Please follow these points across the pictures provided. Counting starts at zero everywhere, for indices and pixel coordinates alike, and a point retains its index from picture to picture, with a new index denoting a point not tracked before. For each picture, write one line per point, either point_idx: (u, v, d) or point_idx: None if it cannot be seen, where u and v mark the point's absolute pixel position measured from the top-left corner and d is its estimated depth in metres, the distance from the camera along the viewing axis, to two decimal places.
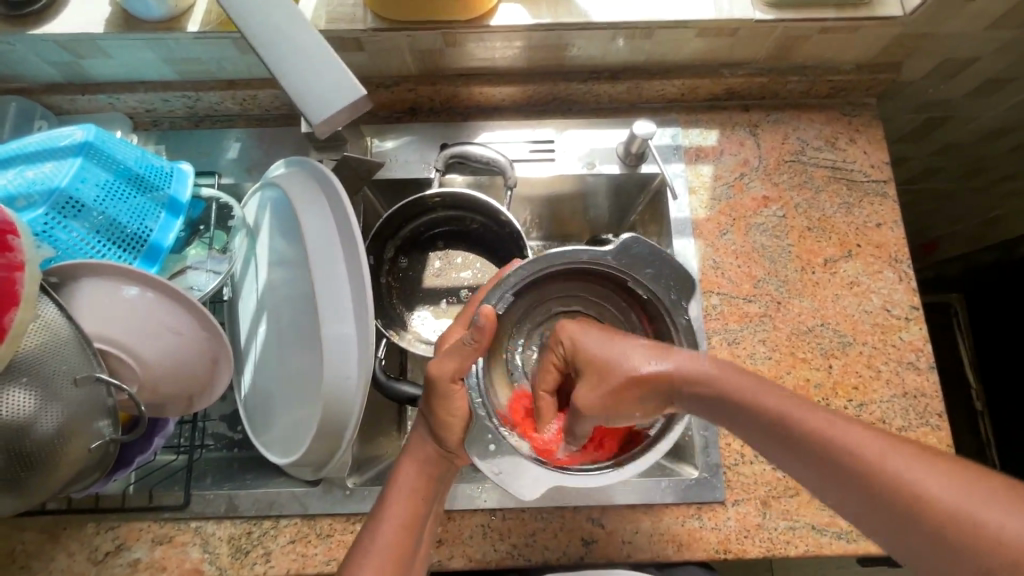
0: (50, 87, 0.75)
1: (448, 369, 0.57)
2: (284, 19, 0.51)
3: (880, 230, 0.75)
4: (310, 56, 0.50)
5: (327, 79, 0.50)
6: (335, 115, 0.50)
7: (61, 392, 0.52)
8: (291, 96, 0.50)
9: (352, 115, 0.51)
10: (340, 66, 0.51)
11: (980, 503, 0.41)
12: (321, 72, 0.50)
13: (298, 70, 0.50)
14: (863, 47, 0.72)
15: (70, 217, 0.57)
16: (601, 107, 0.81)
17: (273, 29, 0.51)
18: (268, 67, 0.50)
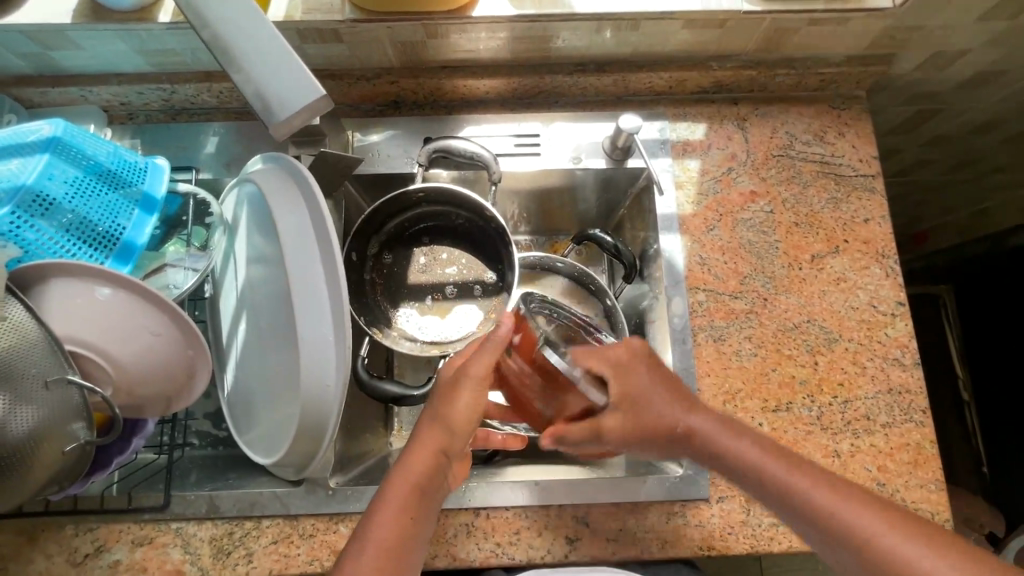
0: (20, 80, 0.72)
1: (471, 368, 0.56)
2: (243, 21, 0.50)
3: (868, 225, 0.74)
4: (269, 55, 0.49)
5: (285, 80, 0.49)
6: (296, 118, 0.50)
7: (30, 395, 0.51)
8: (250, 98, 0.50)
9: (312, 116, 0.50)
10: (301, 66, 0.50)
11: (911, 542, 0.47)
12: (280, 72, 0.49)
13: (258, 71, 0.49)
14: (852, 39, 0.71)
15: (37, 215, 0.55)
16: (588, 101, 0.80)
17: (230, 27, 0.49)
18: (228, 69, 0.49)
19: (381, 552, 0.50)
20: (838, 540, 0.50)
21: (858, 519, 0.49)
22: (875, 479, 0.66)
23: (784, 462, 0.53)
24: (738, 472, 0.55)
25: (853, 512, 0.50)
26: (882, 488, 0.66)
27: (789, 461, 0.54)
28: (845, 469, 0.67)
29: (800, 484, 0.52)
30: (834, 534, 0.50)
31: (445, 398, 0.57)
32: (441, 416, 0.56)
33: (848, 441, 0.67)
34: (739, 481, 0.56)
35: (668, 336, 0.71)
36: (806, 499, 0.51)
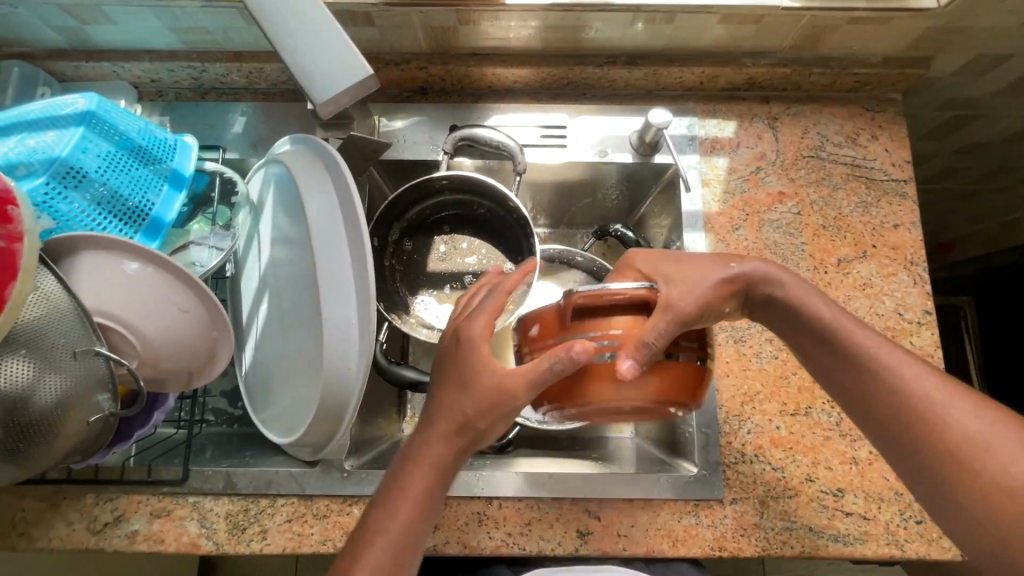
0: (54, 53, 0.73)
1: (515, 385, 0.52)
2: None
3: (898, 231, 0.73)
4: (318, 35, 0.50)
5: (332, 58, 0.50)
6: (342, 95, 0.50)
7: (59, 364, 0.51)
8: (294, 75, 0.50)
9: (356, 95, 0.51)
10: (349, 48, 0.50)
11: (1002, 442, 0.46)
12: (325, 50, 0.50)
13: (304, 48, 0.50)
14: (892, 39, 0.69)
15: (70, 187, 0.56)
16: (617, 94, 0.79)
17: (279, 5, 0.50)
18: (276, 45, 0.49)
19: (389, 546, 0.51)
20: (911, 423, 0.49)
21: (958, 416, 0.48)
22: (893, 488, 0.65)
23: (895, 350, 0.52)
24: (829, 347, 0.54)
25: (965, 411, 0.48)
26: (899, 497, 0.65)
27: (889, 348, 0.52)
28: (862, 476, 0.66)
29: (900, 365, 0.51)
30: (918, 411, 0.49)
31: (472, 402, 0.53)
32: (459, 415, 0.53)
33: (867, 448, 0.67)
34: (836, 359, 0.54)
35: None
36: (900, 377, 0.50)
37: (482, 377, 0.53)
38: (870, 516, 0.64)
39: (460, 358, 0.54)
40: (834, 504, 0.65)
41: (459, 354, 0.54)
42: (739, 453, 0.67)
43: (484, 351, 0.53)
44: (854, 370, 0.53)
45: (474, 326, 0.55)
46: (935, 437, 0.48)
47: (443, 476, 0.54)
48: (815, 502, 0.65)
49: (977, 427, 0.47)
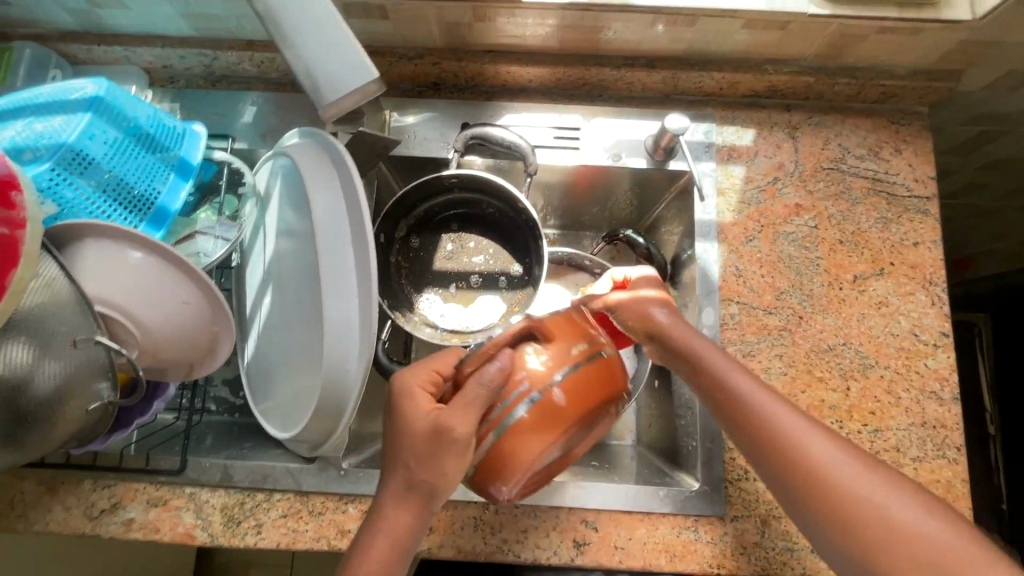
0: (67, 35, 0.72)
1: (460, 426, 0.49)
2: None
3: (917, 249, 0.71)
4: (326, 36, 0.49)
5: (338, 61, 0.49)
6: (345, 99, 0.50)
7: (59, 351, 0.51)
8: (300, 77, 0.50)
9: (360, 99, 0.50)
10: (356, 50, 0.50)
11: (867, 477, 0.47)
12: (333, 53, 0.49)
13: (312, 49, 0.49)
14: (921, 51, 0.67)
15: (76, 174, 0.55)
16: (635, 97, 0.77)
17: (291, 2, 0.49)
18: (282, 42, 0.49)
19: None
20: (788, 466, 0.50)
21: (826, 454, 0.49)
22: None
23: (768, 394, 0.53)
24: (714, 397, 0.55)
25: (828, 448, 0.49)
26: None
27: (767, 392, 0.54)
28: None
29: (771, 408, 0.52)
30: (791, 454, 0.50)
31: (412, 451, 0.50)
32: (415, 471, 0.50)
33: None
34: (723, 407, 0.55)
35: None
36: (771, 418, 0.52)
37: (415, 428, 0.50)
38: None
39: (395, 411, 0.52)
40: None
41: (396, 412, 0.52)
42: (742, 470, 0.66)
43: (416, 400, 0.51)
44: (747, 431, 0.53)
45: (409, 377, 0.53)
46: (805, 474, 0.49)
47: (421, 513, 0.51)
48: None
49: (837, 460, 0.48)
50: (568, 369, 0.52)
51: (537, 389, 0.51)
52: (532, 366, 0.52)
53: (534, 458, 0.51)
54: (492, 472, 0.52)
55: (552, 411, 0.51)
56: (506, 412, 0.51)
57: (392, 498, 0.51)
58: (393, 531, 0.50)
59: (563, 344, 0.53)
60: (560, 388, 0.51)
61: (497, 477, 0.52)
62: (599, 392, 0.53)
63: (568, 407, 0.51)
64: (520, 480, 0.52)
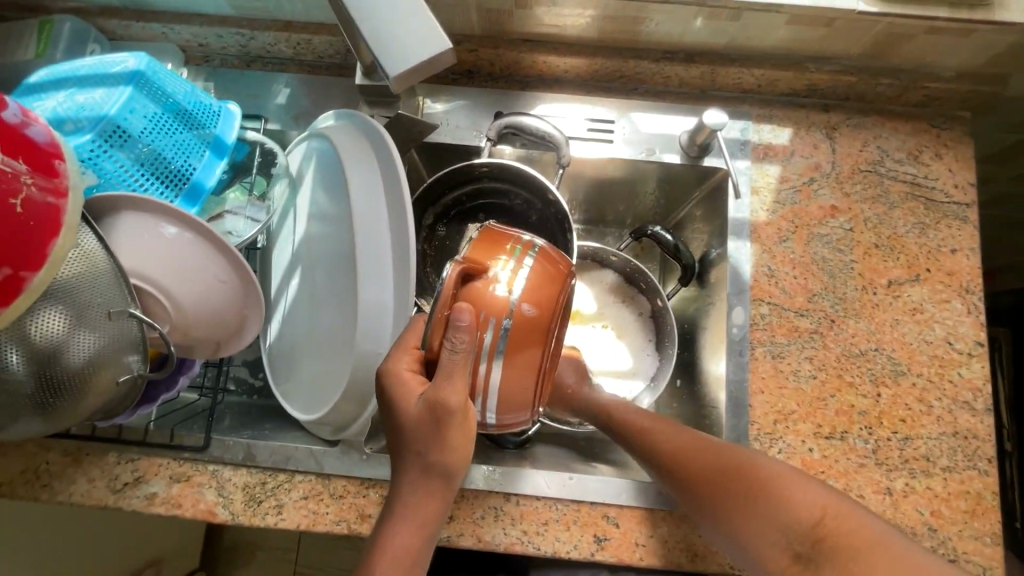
0: (106, 10, 0.73)
1: (454, 395, 0.47)
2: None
3: (955, 256, 0.69)
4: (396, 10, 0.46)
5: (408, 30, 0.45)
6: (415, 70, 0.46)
7: (94, 323, 0.51)
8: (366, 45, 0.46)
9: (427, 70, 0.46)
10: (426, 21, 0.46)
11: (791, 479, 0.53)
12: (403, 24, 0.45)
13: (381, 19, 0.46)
14: (970, 53, 0.66)
15: (116, 146, 0.56)
16: (670, 91, 0.76)
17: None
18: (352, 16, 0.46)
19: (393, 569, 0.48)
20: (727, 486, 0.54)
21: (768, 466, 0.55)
22: (927, 523, 0.62)
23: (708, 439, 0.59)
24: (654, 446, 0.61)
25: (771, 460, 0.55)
26: (932, 533, 0.62)
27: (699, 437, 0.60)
28: (895, 508, 0.63)
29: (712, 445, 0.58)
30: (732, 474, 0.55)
31: (421, 436, 0.48)
32: (427, 455, 0.49)
33: (902, 480, 0.64)
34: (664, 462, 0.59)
35: (725, 345, 0.68)
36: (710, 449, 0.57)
37: (414, 413, 0.47)
38: None
39: (388, 402, 0.49)
40: None
41: (388, 405, 0.49)
42: None
43: (402, 384, 0.48)
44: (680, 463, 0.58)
45: (389, 364, 0.49)
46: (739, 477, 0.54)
47: (444, 494, 0.51)
48: None
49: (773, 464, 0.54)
50: (521, 284, 0.49)
51: (505, 317, 0.48)
52: (490, 295, 0.49)
53: (527, 380, 0.51)
54: (503, 406, 0.51)
55: (525, 330, 0.49)
56: (485, 348, 0.48)
57: (407, 487, 0.50)
58: (416, 522, 0.49)
59: (500, 265, 0.50)
60: (522, 308, 0.49)
61: (505, 409, 0.51)
62: (556, 294, 0.51)
63: (539, 314, 0.50)
64: (526, 407, 0.52)
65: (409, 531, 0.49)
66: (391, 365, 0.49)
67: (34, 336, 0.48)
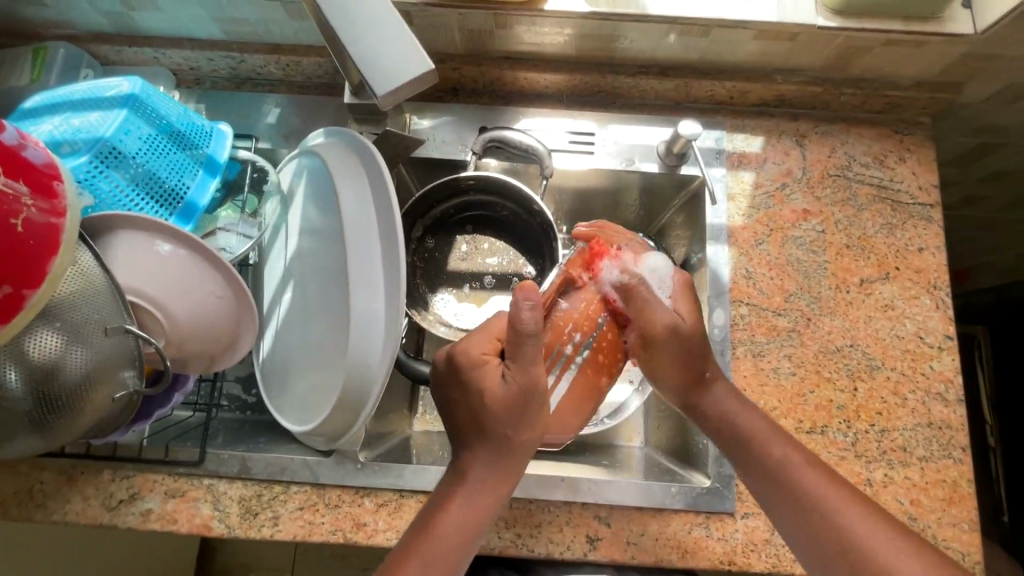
0: (98, 36, 0.75)
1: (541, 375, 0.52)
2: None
3: (922, 255, 0.73)
4: (383, 32, 0.46)
5: (401, 47, 0.46)
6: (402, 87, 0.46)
7: (90, 339, 0.52)
8: (358, 63, 0.46)
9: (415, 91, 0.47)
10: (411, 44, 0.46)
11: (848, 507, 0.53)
12: (396, 44, 0.46)
13: (373, 37, 0.46)
14: (926, 63, 0.70)
15: (111, 167, 0.57)
16: (647, 104, 0.79)
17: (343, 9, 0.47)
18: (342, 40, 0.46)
19: (453, 541, 0.52)
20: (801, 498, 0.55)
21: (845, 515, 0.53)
22: (907, 512, 0.65)
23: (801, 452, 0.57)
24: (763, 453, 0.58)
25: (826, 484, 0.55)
26: (912, 521, 0.65)
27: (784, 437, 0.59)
28: (876, 498, 0.65)
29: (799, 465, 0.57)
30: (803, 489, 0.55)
31: (504, 417, 0.53)
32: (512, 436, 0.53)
33: (882, 470, 0.66)
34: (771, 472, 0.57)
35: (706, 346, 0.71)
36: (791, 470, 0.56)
37: (499, 395, 0.53)
38: None
39: (470, 381, 0.54)
40: None
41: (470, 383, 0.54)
42: None
43: (485, 368, 0.54)
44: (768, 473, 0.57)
45: (472, 349, 0.55)
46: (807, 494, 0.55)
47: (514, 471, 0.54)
48: None
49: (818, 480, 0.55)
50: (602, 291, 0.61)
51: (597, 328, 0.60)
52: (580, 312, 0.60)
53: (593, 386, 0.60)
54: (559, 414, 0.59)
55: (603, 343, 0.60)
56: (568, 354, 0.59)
57: (477, 467, 0.54)
58: (482, 498, 0.53)
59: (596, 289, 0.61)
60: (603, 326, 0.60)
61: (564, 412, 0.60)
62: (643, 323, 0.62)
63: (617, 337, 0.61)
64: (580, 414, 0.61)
65: (466, 511, 0.53)
66: (472, 351, 0.55)
67: (30, 352, 0.49)
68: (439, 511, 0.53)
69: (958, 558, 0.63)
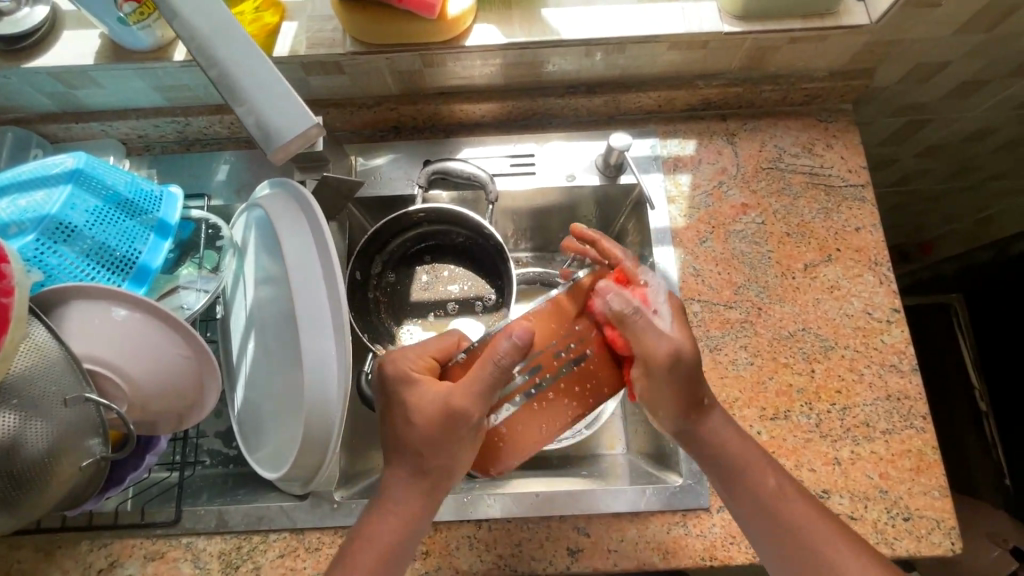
0: (45, 117, 0.77)
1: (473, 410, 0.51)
2: (237, 43, 0.48)
3: (860, 234, 0.75)
4: (267, 89, 0.47)
5: (287, 103, 0.47)
6: (291, 144, 0.48)
7: (50, 411, 0.53)
8: (250, 129, 0.48)
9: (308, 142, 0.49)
10: (298, 101, 0.48)
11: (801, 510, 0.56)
12: (281, 101, 0.47)
13: (260, 99, 0.47)
14: (834, 55, 0.73)
15: (60, 242, 0.59)
16: (581, 121, 0.83)
17: (227, 61, 0.48)
18: (225, 97, 0.47)
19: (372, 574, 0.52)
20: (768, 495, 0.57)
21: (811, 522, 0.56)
22: (878, 486, 0.66)
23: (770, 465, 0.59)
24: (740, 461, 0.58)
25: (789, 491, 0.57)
26: (884, 495, 0.66)
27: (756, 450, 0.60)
28: (846, 476, 0.66)
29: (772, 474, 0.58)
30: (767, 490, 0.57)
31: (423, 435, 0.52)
32: None
33: (848, 448, 0.67)
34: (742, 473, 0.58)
35: None
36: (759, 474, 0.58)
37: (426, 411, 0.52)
38: (858, 516, 0.65)
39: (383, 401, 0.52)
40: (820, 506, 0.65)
41: None
42: None
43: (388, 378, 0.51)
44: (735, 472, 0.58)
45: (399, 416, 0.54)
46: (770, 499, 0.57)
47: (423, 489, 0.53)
48: None
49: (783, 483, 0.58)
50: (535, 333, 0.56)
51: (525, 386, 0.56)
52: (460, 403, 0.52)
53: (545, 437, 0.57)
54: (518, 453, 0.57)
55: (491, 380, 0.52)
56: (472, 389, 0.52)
57: (404, 482, 0.54)
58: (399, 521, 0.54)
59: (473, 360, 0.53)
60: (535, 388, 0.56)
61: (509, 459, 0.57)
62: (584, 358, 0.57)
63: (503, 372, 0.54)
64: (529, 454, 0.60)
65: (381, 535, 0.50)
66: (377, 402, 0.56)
67: None
68: (358, 540, 0.53)
69: (935, 526, 0.64)
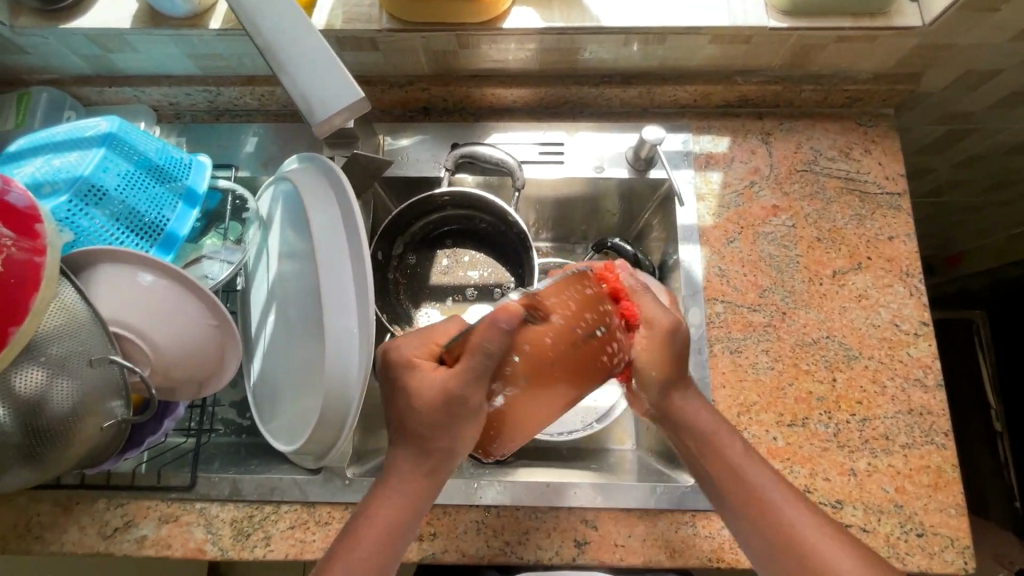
0: (80, 79, 0.77)
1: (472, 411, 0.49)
2: (286, 14, 0.49)
3: (893, 243, 0.74)
4: (314, 61, 0.49)
5: (333, 75, 0.48)
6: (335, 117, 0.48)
7: (75, 370, 0.54)
8: (295, 100, 0.49)
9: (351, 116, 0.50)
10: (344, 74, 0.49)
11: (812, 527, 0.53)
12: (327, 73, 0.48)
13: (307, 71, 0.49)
14: (881, 56, 0.71)
15: (92, 204, 0.60)
16: (613, 112, 0.81)
17: (276, 32, 0.49)
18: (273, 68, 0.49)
19: (377, 542, 0.51)
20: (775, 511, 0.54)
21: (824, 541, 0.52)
22: (893, 500, 0.65)
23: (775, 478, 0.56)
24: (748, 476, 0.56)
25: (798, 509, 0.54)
26: (899, 509, 0.65)
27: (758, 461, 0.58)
28: (860, 487, 0.66)
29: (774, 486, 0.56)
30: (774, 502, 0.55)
31: (423, 419, 0.50)
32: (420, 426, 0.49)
33: (865, 459, 0.66)
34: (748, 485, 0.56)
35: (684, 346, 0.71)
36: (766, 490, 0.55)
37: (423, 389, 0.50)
38: (870, 528, 0.64)
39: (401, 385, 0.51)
40: (832, 515, 0.64)
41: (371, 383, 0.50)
42: None
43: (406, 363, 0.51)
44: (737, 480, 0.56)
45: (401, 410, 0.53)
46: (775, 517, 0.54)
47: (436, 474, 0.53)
48: (812, 513, 0.64)
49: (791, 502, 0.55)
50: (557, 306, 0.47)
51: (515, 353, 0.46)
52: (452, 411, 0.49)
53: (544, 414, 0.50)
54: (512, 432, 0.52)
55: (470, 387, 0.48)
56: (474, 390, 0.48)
57: None
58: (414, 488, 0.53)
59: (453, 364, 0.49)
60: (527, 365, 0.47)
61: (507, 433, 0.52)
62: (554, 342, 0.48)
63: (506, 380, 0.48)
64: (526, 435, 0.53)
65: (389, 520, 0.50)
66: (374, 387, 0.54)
67: (16, 386, 0.51)
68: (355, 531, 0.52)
69: (948, 544, 0.63)
